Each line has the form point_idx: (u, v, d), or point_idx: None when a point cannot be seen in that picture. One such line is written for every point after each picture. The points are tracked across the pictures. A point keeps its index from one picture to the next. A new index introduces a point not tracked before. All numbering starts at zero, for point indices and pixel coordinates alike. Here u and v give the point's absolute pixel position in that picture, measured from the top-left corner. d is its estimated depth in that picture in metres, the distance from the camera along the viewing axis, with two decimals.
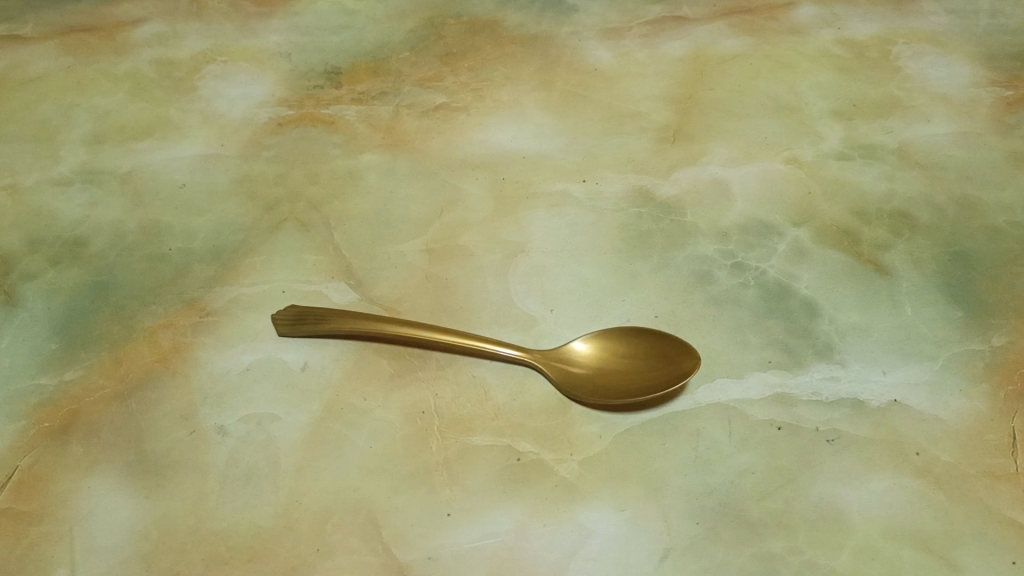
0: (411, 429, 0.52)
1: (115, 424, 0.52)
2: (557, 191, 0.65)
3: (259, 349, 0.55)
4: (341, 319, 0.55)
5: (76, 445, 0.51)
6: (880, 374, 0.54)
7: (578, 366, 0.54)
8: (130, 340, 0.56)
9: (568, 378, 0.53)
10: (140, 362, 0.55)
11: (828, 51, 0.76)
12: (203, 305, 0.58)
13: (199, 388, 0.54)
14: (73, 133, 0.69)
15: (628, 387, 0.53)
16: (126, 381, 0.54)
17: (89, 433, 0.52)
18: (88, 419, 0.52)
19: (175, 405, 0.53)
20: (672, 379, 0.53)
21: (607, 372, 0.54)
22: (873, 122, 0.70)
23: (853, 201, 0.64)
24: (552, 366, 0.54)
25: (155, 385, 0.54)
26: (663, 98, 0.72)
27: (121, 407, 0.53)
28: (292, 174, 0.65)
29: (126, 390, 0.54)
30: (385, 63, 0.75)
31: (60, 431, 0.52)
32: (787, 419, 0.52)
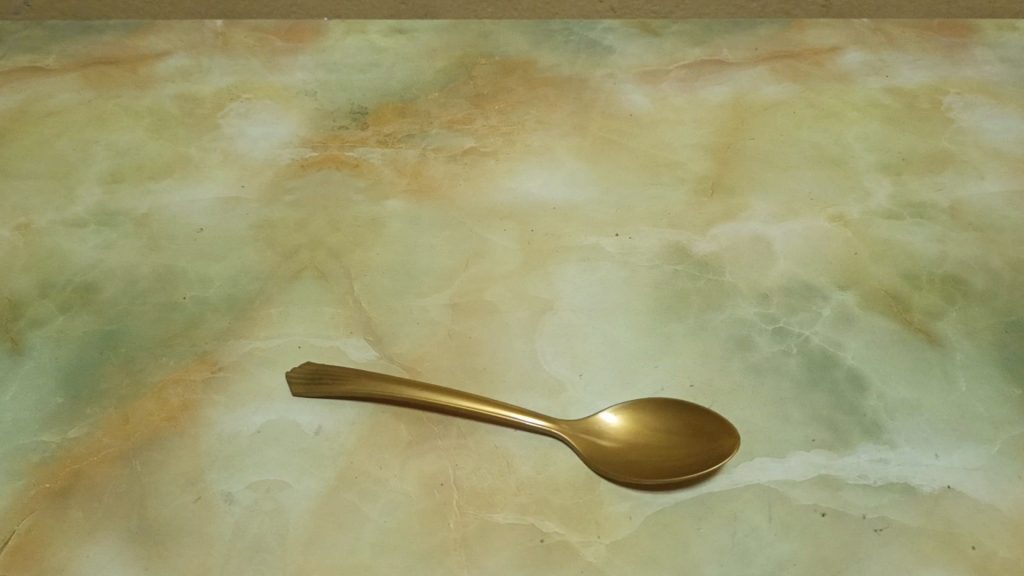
0: (428, 502, 0.49)
1: (117, 486, 0.49)
2: (588, 245, 0.62)
3: (272, 409, 0.53)
4: (359, 381, 0.53)
5: (76, 508, 0.49)
6: (932, 457, 0.51)
7: (607, 438, 0.51)
8: (138, 395, 0.53)
9: (597, 452, 0.50)
10: (147, 420, 0.52)
11: (875, 101, 0.73)
12: (214, 359, 0.55)
13: (206, 451, 0.51)
14: (90, 171, 0.67)
15: (660, 465, 0.50)
16: (132, 440, 0.51)
17: (90, 495, 0.49)
18: (90, 480, 0.50)
19: (181, 468, 0.50)
20: (709, 459, 0.50)
21: (639, 447, 0.50)
22: (924, 178, 0.66)
23: (903, 264, 0.60)
24: (579, 437, 0.51)
25: (160, 446, 0.51)
26: (701, 147, 0.69)
27: (125, 468, 0.50)
28: (313, 220, 0.63)
29: (131, 450, 0.51)
30: (413, 104, 0.72)
31: (60, 491, 0.49)
32: (832, 504, 0.49)
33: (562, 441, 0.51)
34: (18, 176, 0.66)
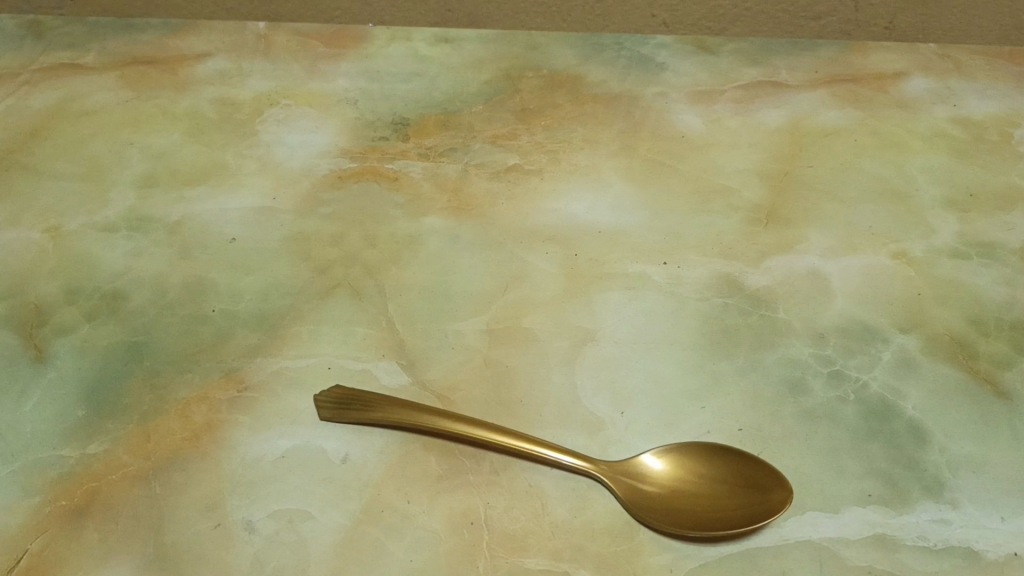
0: (457, 542, 0.46)
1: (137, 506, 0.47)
2: (634, 273, 0.59)
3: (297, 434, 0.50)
4: (389, 410, 0.50)
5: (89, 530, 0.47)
6: (997, 520, 0.47)
7: (650, 484, 0.48)
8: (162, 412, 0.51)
9: (639, 499, 0.47)
10: (169, 439, 0.50)
11: (941, 131, 0.69)
12: (240, 377, 0.53)
13: (228, 475, 0.49)
14: (124, 174, 0.65)
15: (706, 516, 0.47)
16: (151, 460, 0.49)
17: (105, 516, 0.47)
18: (107, 499, 0.48)
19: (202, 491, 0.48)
20: (757, 513, 0.47)
21: (683, 496, 0.48)
22: (992, 216, 0.63)
23: (968, 308, 0.57)
24: (620, 481, 0.48)
25: (181, 467, 0.49)
26: (755, 173, 0.65)
27: (144, 488, 0.48)
28: (349, 234, 0.61)
29: (150, 470, 0.49)
30: (456, 116, 0.70)
31: (75, 510, 0.47)
32: (888, 567, 0.45)
33: (601, 484, 0.48)
34: (51, 176, 0.65)
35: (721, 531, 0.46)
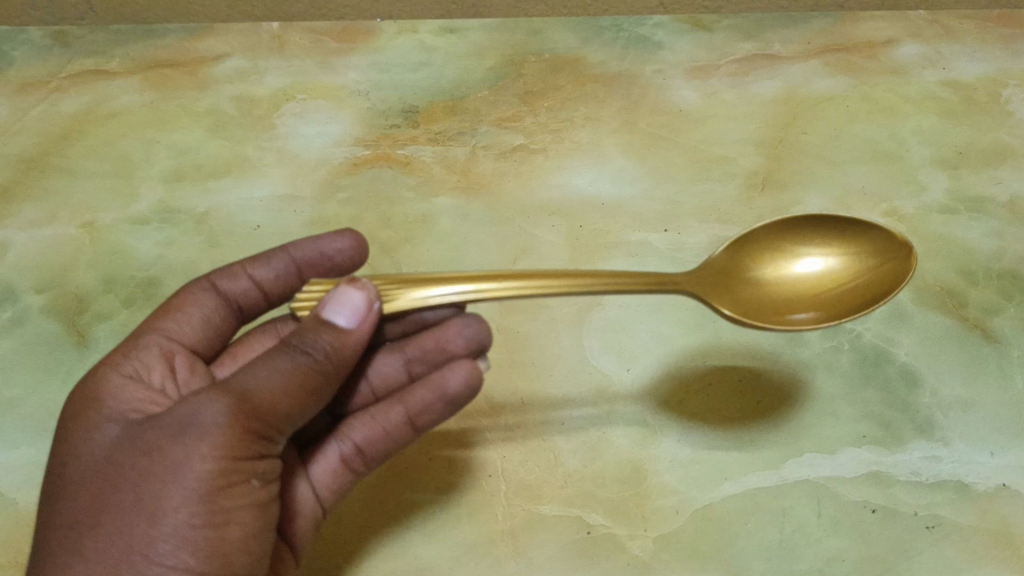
0: (475, 495, 0.49)
1: (314, 475, 0.48)
2: (636, 241, 0.62)
3: (402, 362, 0.50)
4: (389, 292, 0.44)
5: (196, 326, 0.50)
6: (987, 455, 0.50)
7: (750, 271, 0.50)
8: (229, 281, 0.51)
9: (754, 313, 0.48)
10: (261, 303, 0.53)
11: (931, 94, 0.72)
12: (250, 266, 0.52)
13: (416, 410, 0.46)
14: (152, 171, 0.69)
15: (845, 299, 0.48)
16: (253, 305, 0.53)
17: (213, 310, 0.51)
18: (222, 321, 0.52)
19: (434, 416, 0.46)
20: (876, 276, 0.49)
21: (795, 272, 0.50)
22: (981, 172, 0.65)
23: (958, 259, 0.59)
24: (726, 290, 0.50)
25: (375, 444, 0.48)
26: (752, 142, 0.68)
27: (317, 465, 0.48)
28: (365, 217, 0.64)
29: (361, 468, 0.48)
30: (464, 102, 0.73)
31: (203, 350, 0.51)
32: (883, 502, 0.48)
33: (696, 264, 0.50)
34: (84, 176, 0.69)
35: (909, 278, 0.47)
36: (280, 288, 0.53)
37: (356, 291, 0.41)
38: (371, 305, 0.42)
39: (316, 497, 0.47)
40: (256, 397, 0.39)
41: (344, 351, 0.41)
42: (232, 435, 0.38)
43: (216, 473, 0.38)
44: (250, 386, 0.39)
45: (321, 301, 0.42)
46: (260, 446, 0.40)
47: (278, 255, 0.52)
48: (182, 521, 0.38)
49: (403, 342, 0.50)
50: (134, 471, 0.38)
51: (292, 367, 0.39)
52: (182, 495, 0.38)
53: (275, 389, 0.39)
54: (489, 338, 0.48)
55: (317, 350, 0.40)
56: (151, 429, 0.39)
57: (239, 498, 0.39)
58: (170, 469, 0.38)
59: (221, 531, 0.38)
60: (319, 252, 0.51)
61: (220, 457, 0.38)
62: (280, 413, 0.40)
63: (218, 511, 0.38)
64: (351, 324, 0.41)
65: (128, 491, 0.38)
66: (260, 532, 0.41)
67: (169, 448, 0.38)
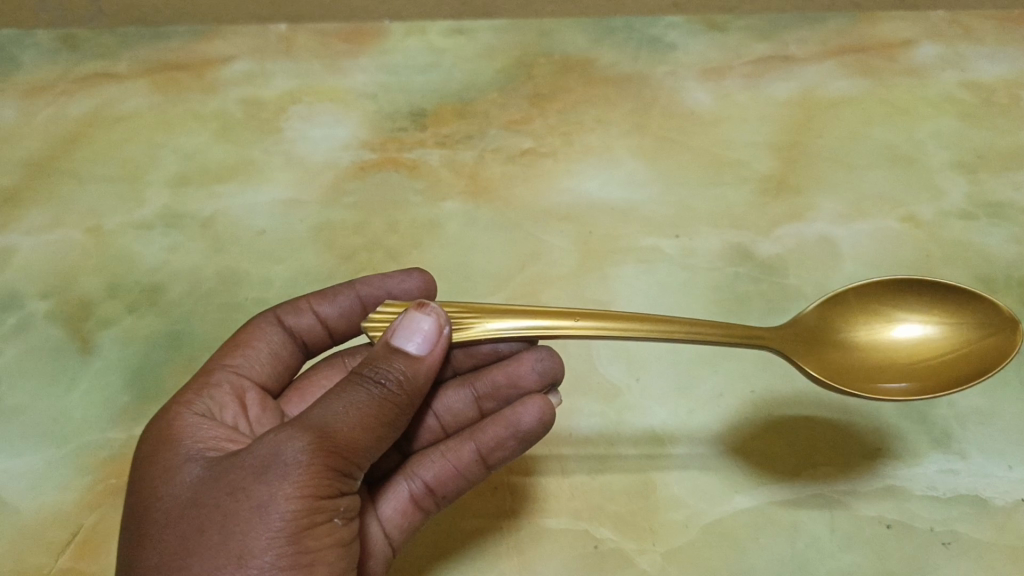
0: (494, 510, 0.48)
1: (381, 513, 0.46)
2: (647, 247, 0.61)
3: (471, 397, 0.50)
4: (467, 322, 0.46)
5: (263, 361, 0.51)
6: (1005, 469, 0.49)
7: (840, 335, 0.49)
8: (295, 318, 0.52)
9: (842, 378, 0.47)
10: (325, 339, 0.53)
11: (950, 96, 0.70)
12: (316, 302, 0.52)
13: (488, 447, 0.46)
14: (158, 174, 0.69)
15: (934, 371, 0.46)
16: (317, 341, 0.53)
17: (278, 345, 0.51)
18: (289, 357, 0.52)
19: (507, 452, 0.46)
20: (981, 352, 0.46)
21: (884, 338, 0.48)
22: (1000, 176, 0.64)
23: (976, 267, 0.58)
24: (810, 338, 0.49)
25: (445, 482, 0.47)
26: (766, 145, 0.67)
27: (386, 504, 0.47)
28: (371, 222, 0.63)
29: (431, 509, 0.47)
30: (472, 104, 0.72)
31: (271, 385, 0.51)
32: (897, 516, 0.47)
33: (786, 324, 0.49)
34: (90, 180, 0.69)
35: (1011, 356, 0.45)
36: (345, 325, 0.53)
37: (424, 317, 0.42)
38: (440, 330, 0.43)
39: (386, 536, 0.45)
40: (337, 433, 0.38)
41: (417, 379, 0.41)
42: (315, 472, 0.37)
43: (301, 512, 0.37)
44: (329, 421, 0.39)
45: (390, 328, 0.42)
46: (341, 483, 0.39)
47: (344, 291, 0.52)
48: (270, 563, 0.36)
49: (474, 376, 0.50)
50: (218, 512, 0.37)
51: (368, 398, 0.39)
52: (269, 536, 0.36)
53: (353, 422, 0.39)
54: (560, 371, 0.48)
55: (391, 379, 0.40)
56: (232, 471, 0.38)
57: (325, 539, 0.38)
58: (255, 509, 0.36)
59: (308, 573, 0.37)
60: (388, 291, 0.51)
61: (304, 496, 0.37)
62: (359, 447, 0.39)
63: (305, 552, 0.37)
64: (422, 350, 0.42)
65: (213, 533, 0.36)
66: (344, 574, 0.39)
67: (253, 489, 0.37)
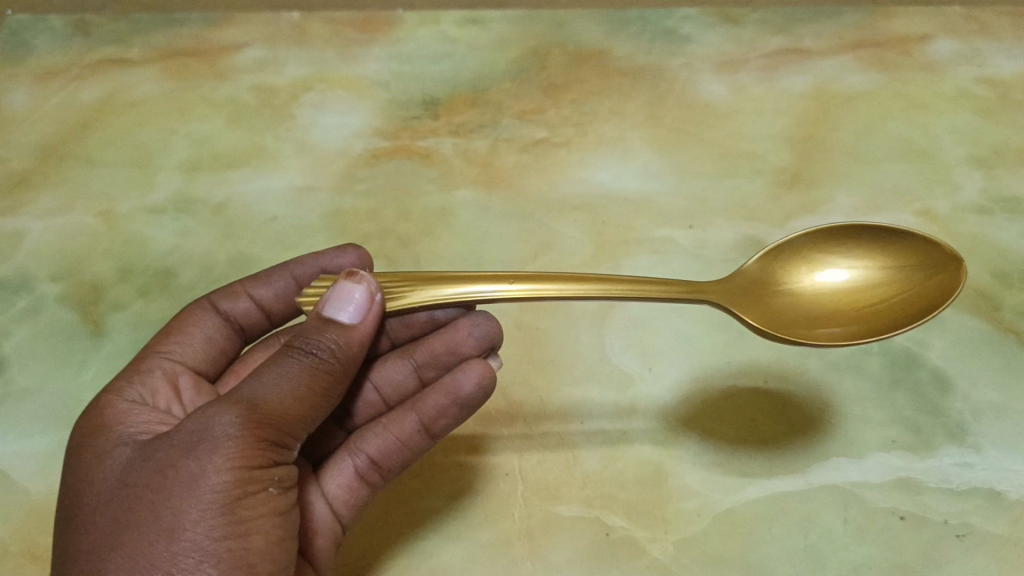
0: (465, 487, 0.49)
1: (326, 491, 0.47)
2: (661, 237, 0.61)
3: (411, 367, 0.50)
4: (405, 290, 0.45)
5: (197, 347, 0.50)
6: (1020, 463, 0.48)
7: (783, 282, 0.48)
8: (229, 303, 0.51)
9: (781, 323, 0.46)
10: (263, 322, 0.53)
11: (966, 91, 0.70)
12: (250, 286, 0.51)
13: (430, 417, 0.46)
14: (170, 160, 0.68)
15: (877, 316, 0.46)
16: (255, 325, 0.52)
17: (213, 331, 0.51)
18: (226, 341, 0.52)
19: (450, 420, 0.46)
20: (929, 292, 0.45)
21: (826, 281, 0.48)
22: (1017, 172, 0.63)
23: (992, 262, 0.58)
24: (753, 291, 0.48)
25: (389, 456, 0.47)
26: (780, 138, 0.67)
27: (332, 482, 0.48)
28: (384, 209, 0.63)
29: (378, 483, 0.47)
30: (485, 94, 0.72)
31: (206, 370, 0.51)
32: (912, 508, 0.47)
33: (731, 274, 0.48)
34: (101, 164, 0.69)
35: (958, 292, 0.44)
36: (282, 307, 0.52)
37: (355, 285, 0.41)
38: (372, 297, 0.42)
39: (334, 513, 0.46)
40: (268, 406, 0.38)
41: (350, 347, 0.41)
42: (245, 444, 0.37)
43: (233, 484, 0.37)
44: (259, 395, 0.38)
45: (322, 299, 0.41)
46: (274, 453, 0.39)
47: (278, 273, 0.51)
48: (203, 535, 0.36)
49: (413, 347, 0.50)
50: (148, 491, 0.37)
51: (299, 369, 0.39)
52: (200, 508, 0.36)
53: (283, 395, 0.39)
54: (500, 335, 0.48)
55: (323, 349, 0.40)
56: (162, 449, 0.38)
57: (259, 508, 0.38)
58: (185, 485, 0.36)
59: (244, 542, 0.37)
60: (321, 267, 0.50)
61: (235, 468, 0.37)
62: (291, 417, 0.39)
63: (239, 522, 0.37)
64: (355, 319, 0.41)
65: (144, 511, 0.36)
66: (283, 541, 0.39)
67: (182, 464, 0.37)
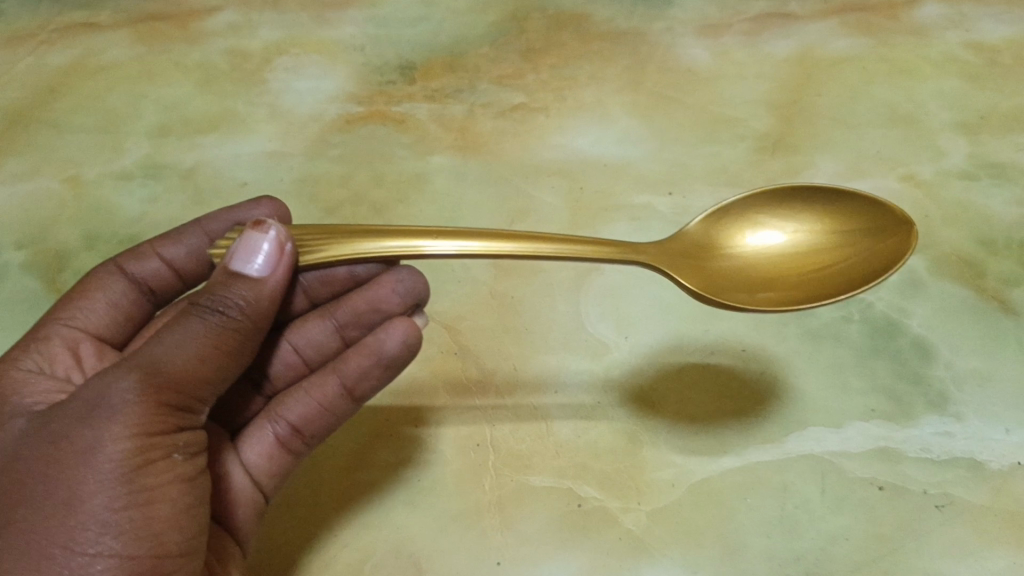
0: (434, 456, 0.48)
1: (247, 460, 0.47)
2: (639, 204, 0.59)
3: (333, 327, 0.49)
4: (326, 241, 0.43)
5: (101, 312, 0.48)
6: (1002, 432, 0.47)
7: (726, 246, 0.47)
8: (138, 264, 0.49)
9: (719, 289, 0.45)
10: (175, 284, 0.51)
11: (953, 56, 0.68)
12: (160, 246, 0.50)
13: (352, 379, 0.45)
14: (139, 125, 0.67)
15: (819, 281, 0.44)
16: (167, 287, 0.50)
17: (120, 294, 0.49)
18: (135, 305, 0.50)
19: (374, 380, 0.45)
20: (876, 258, 0.44)
21: (773, 244, 0.47)
22: (1003, 138, 0.62)
23: (977, 228, 0.56)
24: (692, 253, 0.47)
25: (311, 421, 0.46)
26: (763, 103, 0.65)
27: (253, 452, 0.47)
28: (357, 175, 0.62)
29: (301, 450, 0.47)
30: (463, 58, 0.70)
31: (113, 335, 0.49)
32: (891, 479, 0.46)
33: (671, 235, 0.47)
34: (68, 130, 0.67)
35: (908, 257, 0.43)
36: (194, 267, 0.51)
37: (263, 236, 0.39)
38: (282, 246, 0.39)
39: (256, 484, 0.46)
40: (169, 368, 0.36)
41: (261, 302, 0.38)
42: (145, 410, 0.35)
43: (133, 452, 0.35)
44: (160, 357, 0.36)
45: (230, 252, 0.39)
46: (179, 417, 0.37)
47: (189, 231, 0.49)
48: (101, 506, 0.34)
49: (334, 306, 0.49)
50: (42, 463, 0.34)
51: (204, 327, 0.37)
52: (98, 480, 0.34)
53: (187, 356, 0.36)
54: (424, 290, 0.47)
55: (230, 307, 0.37)
56: (56, 418, 0.35)
57: (164, 475, 0.36)
58: (82, 455, 0.34)
59: (147, 512, 0.35)
60: (234, 222, 0.49)
61: (135, 435, 0.35)
62: (197, 379, 0.37)
63: (141, 491, 0.35)
64: (264, 272, 0.39)
65: (38, 484, 0.34)
66: (192, 508, 0.37)
67: (77, 433, 0.34)
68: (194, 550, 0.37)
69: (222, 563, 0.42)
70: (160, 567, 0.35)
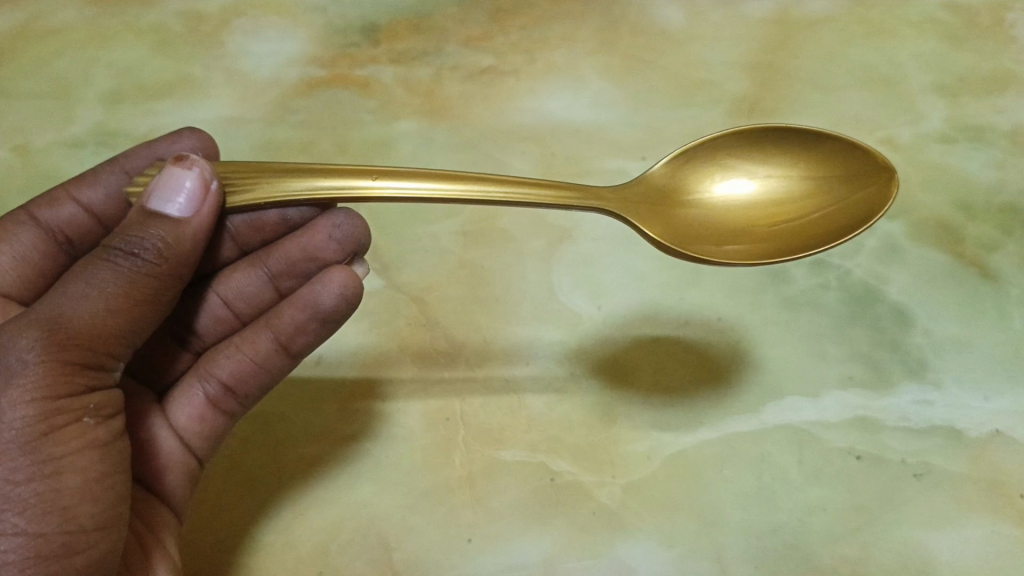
0: (402, 432, 0.46)
1: (174, 422, 0.45)
2: (612, 169, 0.57)
3: (265, 277, 0.47)
4: (253, 180, 0.41)
5: (6, 264, 0.46)
6: (981, 399, 0.46)
7: (692, 192, 0.46)
8: (50, 210, 0.47)
9: (686, 240, 0.43)
10: (94, 231, 0.48)
11: (931, 17, 0.67)
12: (74, 190, 0.47)
13: (288, 335, 0.43)
14: (90, 90, 0.64)
15: (792, 231, 0.43)
16: (85, 235, 0.48)
17: (31, 245, 0.46)
18: (45, 256, 0.47)
19: (310, 336, 0.43)
20: (855, 206, 0.43)
21: (743, 192, 0.45)
22: (982, 100, 0.61)
23: (956, 192, 0.55)
24: (656, 198, 0.45)
25: (244, 379, 0.45)
26: (739, 65, 0.63)
27: (182, 415, 0.45)
28: (320, 140, 0.59)
29: (235, 410, 0.45)
30: (429, 19, 0.67)
31: (19, 289, 0.46)
32: (869, 448, 0.45)
33: (635, 180, 0.45)
34: (16, 96, 0.64)
35: (888, 205, 0.41)
36: (114, 212, 0.48)
37: (186, 172, 0.38)
38: (207, 186, 0.39)
39: (188, 449, 0.44)
40: (76, 322, 0.34)
41: (181, 245, 0.37)
42: (48, 370, 0.33)
43: (37, 418, 0.33)
44: (66, 311, 0.34)
45: (148, 190, 0.38)
46: (87, 377, 0.35)
47: (107, 170, 0.48)
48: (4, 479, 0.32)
49: (264, 255, 0.46)
50: None
51: (114, 273, 0.35)
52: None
53: (96, 307, 0.34)
54: (363, 239, 0.45)
55: (147, 249, 0.36)
56: None
57: (74, 443, 0.34)
58: None
59: (56, 483, 0.33)
60: (155, 158, 0.47)
61: (37, 399, 0.33)
62: (107, 333, 0.35)
63: (47, 461, 0.33)
64: (186, 213, 0.38)
65: None
66: (107, 479, 0.35)
67: None
68: (112, 523, 0.35)
69: (153, 531, 0.41)
70: (72, 543, 0.33)
